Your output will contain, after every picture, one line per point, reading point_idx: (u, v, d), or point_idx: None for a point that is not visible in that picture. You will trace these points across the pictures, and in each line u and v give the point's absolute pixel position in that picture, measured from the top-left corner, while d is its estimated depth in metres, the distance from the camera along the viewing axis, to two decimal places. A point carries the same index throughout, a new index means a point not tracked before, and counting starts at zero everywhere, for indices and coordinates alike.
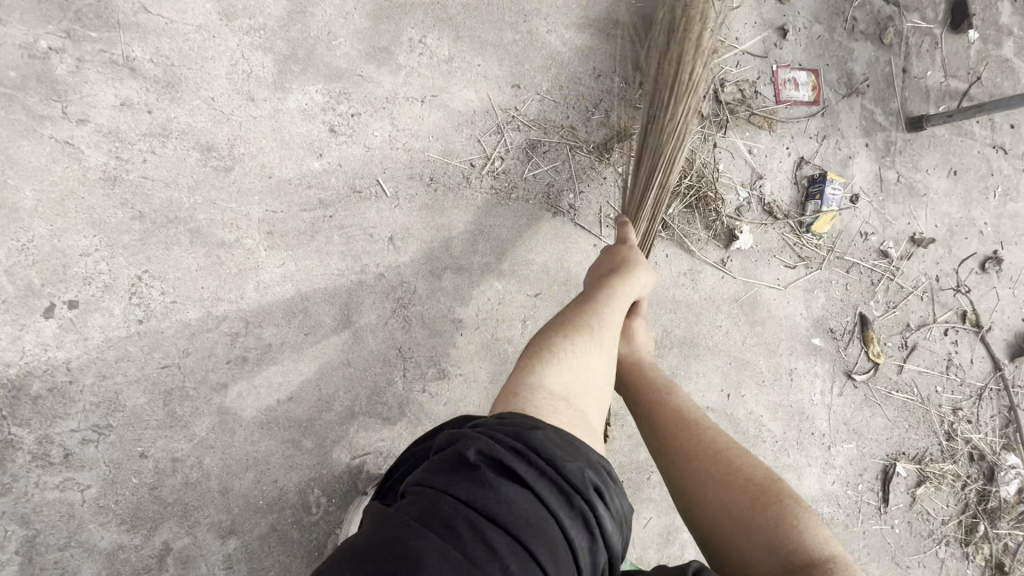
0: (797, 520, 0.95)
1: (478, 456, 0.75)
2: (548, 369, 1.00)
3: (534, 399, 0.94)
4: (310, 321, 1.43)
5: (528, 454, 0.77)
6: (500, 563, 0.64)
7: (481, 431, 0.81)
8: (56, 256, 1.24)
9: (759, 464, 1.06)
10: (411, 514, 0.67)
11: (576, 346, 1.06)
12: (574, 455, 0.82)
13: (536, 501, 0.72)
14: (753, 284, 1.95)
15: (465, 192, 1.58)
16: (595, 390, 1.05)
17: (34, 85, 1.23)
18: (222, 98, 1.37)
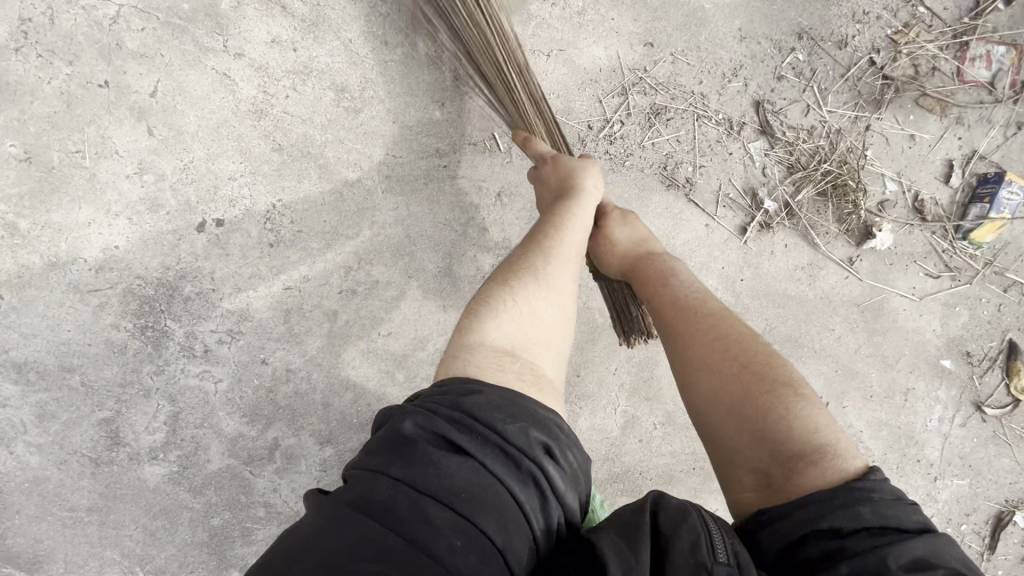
0: (794, 411, 0.98)
1: (414, 431, 0.84)
2: (490, 324, 1.04)
3: (470, 359, 0.98)
4: (414, 264, 1.50)
5: (467, 423, 0.85)
6: (439, 545, 0.73)
7: (420, 405, 0.89)
8: (210, 177, 1.39)
9: (762, 356, 1.08)
10: (354, 500, 0.77)
11: (524, 296, 1.10)
12: (515, 417, 0.87)
13: (479, 472, 0.81)
14: (883, 289, 1.76)
15: (577, 155, 1.55)
16: (547, 336, 1.09)
17: (201, 18, 1.35)
18: (359, 39, 1.41)
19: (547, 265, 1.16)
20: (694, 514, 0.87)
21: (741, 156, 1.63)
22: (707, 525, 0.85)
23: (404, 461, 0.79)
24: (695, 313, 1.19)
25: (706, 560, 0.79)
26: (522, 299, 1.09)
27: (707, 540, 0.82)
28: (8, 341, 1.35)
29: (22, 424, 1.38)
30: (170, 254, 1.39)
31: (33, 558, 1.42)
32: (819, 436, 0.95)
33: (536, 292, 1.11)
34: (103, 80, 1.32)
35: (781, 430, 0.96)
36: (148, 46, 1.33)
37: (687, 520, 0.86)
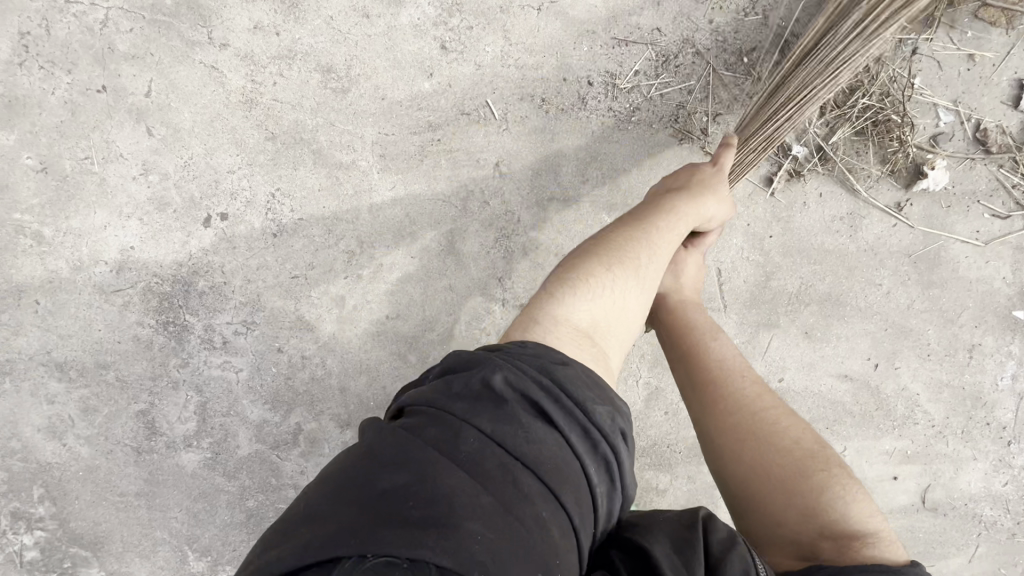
0: (842, 493, 1.01)
1: (504, 388, 0.80)
2: (574, 299, 1.02)
3: (553, 331, 0.97)
4: (417, 244, 1.48)
5: (558, 392, 0.83)
6: (531, 512, 0.70)
7: (506, 358, 0.85)
8: (210, 172, 1.41)
9: (807, 429, 1.11)
10: (435, 443, 0.72)
11: (614, 280, 1.07)
12: (603, 400, 0.87)
13: (564, 445, 0.79)
14: (938, 236, 1.56)
15: (579, 116, 1.45)
16: (625, 325, 1.08)
17: (184, 12, 1.34)
18: (340, 16, 1.37)
19: (646, 261, 1.13)
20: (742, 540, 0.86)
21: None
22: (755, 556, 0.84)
23: (496, 417, 0.76)
24: (743, 376, 1.18)
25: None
26: (610, 285, 1.07)
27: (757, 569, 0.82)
28: (48, 342, 1.45)
29: (70, 418, 1.49)
30: (181, 250, 1.43)
31: (95, 539, 1.54)
32: (864, 521, 0.98)
33: (630, 285, 1.09)
34: (101, 85, 1.35)
35: (826, 510, 0.99)
36: (138, 46, 1.35)
37: (738, 546, 0.84)
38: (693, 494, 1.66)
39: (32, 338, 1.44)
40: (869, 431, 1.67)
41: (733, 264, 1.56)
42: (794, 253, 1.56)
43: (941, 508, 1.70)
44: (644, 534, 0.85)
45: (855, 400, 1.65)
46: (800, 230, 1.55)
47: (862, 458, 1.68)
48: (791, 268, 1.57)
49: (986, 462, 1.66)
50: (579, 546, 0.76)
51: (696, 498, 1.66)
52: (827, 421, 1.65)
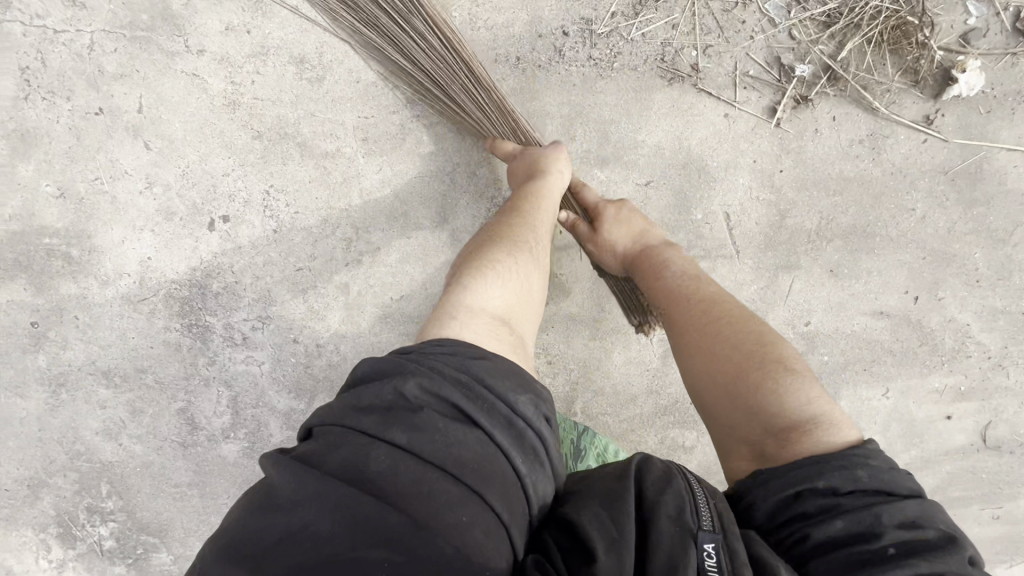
0: (783, 385, 0.99)
1: (414, 396, 0.85)
2: (487, 294, 1.08)
3: (467, 326, 1.03)
4: (410, 224, 1.48)
5: (476, 391, 0.88)
6: (449, 519, 0.75)
7: (422, 363, 0.90)
8: (207, 177, 1.46)
9: (755, 330, 1.09)
10: (344, 471, 0.77)
11: (513, 271, 1.14)
12: (517, 387, 0.93)
13: (485, 441, 0.84)
14: (980, 146, 1.41)
15: (558, 70, 1.39)
16: (527, 311, 1.16)
17: (159, 24, 1.38)
18: (305, 4, 1.37)
19: (528, 238, 1.21)
20: (680, 476, 0.88)
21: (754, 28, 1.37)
22: (693, 489, 0.86)
23: (407, 426, 0.80)
24: (689, 293, 1.21)
25: (694, 524, 0.79)
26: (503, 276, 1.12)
27: (693, 503, 0.83)
28: (91, 353, 1.57)
29: (121, 420, 1.62)
30: (193, 255, 1.51)
31: (160, 527, 1.69)
32: (811, 409, 0.96)
33: (517, 267, 1.15)
34: (98, 108, 1.43)
35: (770, 400, 0.98)
36: (123, 65, 1.40)
37: (673, 483, 0.86)
38: None
39: (78, 351, 1.57)
40: (914, 369, 1.54)
41: (742, 206, 1.45)
42: (809, 186, 1.44)
43: (1001, 443, 1.57)
44: (576, 504, 0.86)
45: (895, 338, 1.53)
46: (813, 161, 1.43)
47: (908, 398, 1.56)
48: (807, 202, 1.45)
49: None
50: (511, 542, 0.80)
51: None
52: (864, 362, 1.54)
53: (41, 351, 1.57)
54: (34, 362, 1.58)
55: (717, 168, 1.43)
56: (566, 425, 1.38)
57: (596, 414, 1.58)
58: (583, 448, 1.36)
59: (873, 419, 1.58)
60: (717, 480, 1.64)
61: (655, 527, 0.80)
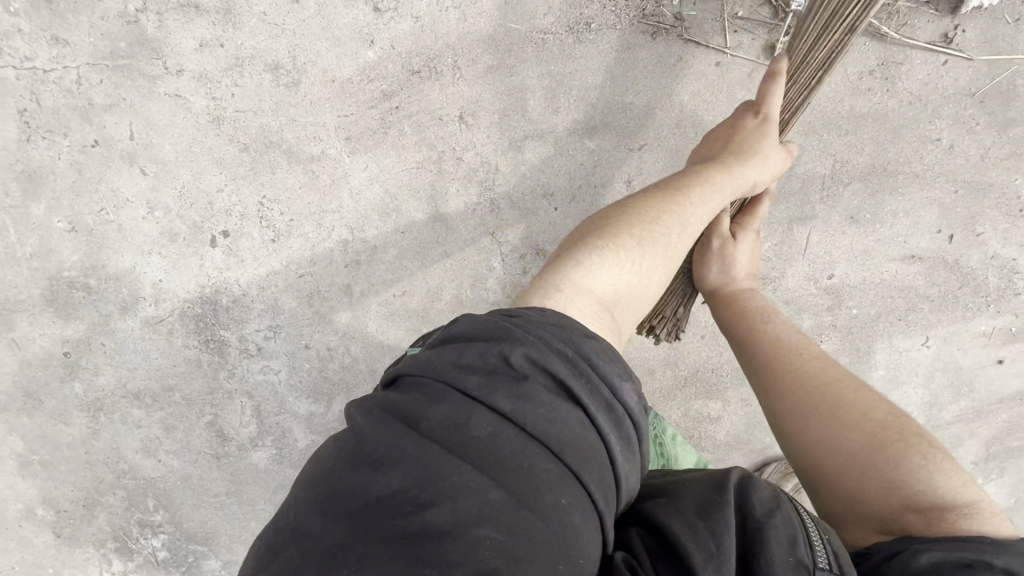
0: (923, 462, 0.88)
1: (521, 363, 0.73)
2: (601, 267, 0.94)
3: (575, 300, 0.89)
4: (403, 218, 1.46)
5: (582, 366, 0.76)
6: (547, 500, 0.66)
7: (529, 330, 0.77)
8: (203, 195, 1.48)
9: (880, 399, 0.99)
10: (435, 434, 0.68)
11: (643, 249, 0.99)
12: (624, 370, 0.79)
13: (585, 423, 0.73)
14: (1012, 60, 1.26)
15: (534, 40, 1.33)
16: (652, 290, 1.03)
17: (137, 50, 1.40)
18: (271, 9, 1.36)
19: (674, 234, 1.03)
20: (788, 503, 0.80)
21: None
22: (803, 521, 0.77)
23: (513, 394, 0.70)
24: (796, 351, 1.10)
25: (809, 561, 0.71)
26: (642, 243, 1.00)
27: (806, 537, 0.74)
28: (122, 377, 1.64)
29: (158, 437, 1.69)
30: (200, 273, 1.54)
31: (206, 535, 1.76)
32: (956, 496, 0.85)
33: (662, 242, 1.02)
34: (93, 140, 1.47)
35: (909, 480, 0.87)
36: (110, 94, 1.43)
37: (782, 509, 0.77)
38: (751, 414, 1.55)
39: (109, 376, 1.64)
40: (956, 313, 1.42)
41: None
42: (818, 129, 1.34)
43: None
44: (665, 504, 0.79)
45: (930, 283, 1.41)
46: (820, 101, 1.32)
47: (952, 346, 1.44)
48: (819, 145, 1.34)
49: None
50: (605, 533, 0.71)
51: (756, 418, 1.55)
52: (898, 311, 1.43)
53: (77, 379, 1.65)
54: (72, 390, 1.66)
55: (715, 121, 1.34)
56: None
57: None
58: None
59: (913, 371, 1.47)
60: (749, 449, 1.57)
61: (764, 550, 0.71)
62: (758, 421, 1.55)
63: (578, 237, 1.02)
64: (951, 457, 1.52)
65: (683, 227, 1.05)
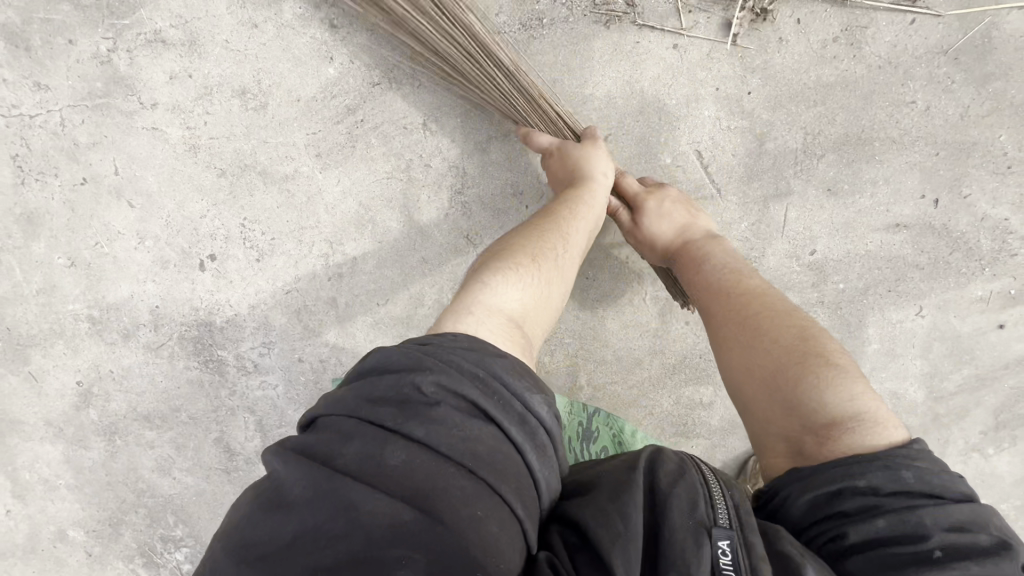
0: (824, 382, 0.95)
1: (433, 389, 0.79)
2: (502, 287, 1.03)
3: (481, 319, 0.97)
4: (379, 228, 1.49)
5: (494, 385, 0.82)
6: (462, 514, 0.70)
7: (439, 357, 0.83)
8: (188, 222, 1.54)
9: (795, 326, 1.05)
10: (350, 468, 0.72)
11: (539, 266, 1.08)
12: (536, 387, 0.86)
13: (499, 436, 0.79)
14: (984, 12, 1.25)
15: (489, 40, 1.34)
16: (557, 298, 1.13)
17: (113, 88, 1.46)
18: (233, 36, 1.39)
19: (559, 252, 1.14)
20: (693, 470, 0.86)
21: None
22: (709, 483, 0.84)
23: (423, 419, 0.75)
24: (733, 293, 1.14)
25: (706, 520, 0.77)
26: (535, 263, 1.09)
27: (707, 498, 0.80)
28: (131, 401, 1.72)
29: (170, 456, 1.76)
30: (193, 297, 1.60)
31: None
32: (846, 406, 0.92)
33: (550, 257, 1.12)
34: (82, 178, 1.53)
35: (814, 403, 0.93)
36: (93, 133, 1.49)
37: (686, 478, 0.83)
38: None
39: (119, 401, 1.72)
40: (948, 280, 1.37)
41: (715, 140, 1.33)
42: (785, 102, 1.31)
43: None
44: (584, 500, 0.82)
45: (917, 251, 1.36)
46: (785, 75, 1.30)
47: (947, 313, 1.39)
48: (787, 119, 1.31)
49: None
50: (525, 536, 0.75)
51: None
52: (888, 282, 1.39)
53: (91, 406, 1.73)
54: (86, 417, 1.74)
55: (677, 104, 1.33)
56: (578, 411, 1.37)
57: (603, 384, 1.54)
58: (597, 430, 1.35)
59: (910, 343, 1.42)
60: (745, 432, 1.55)
61: (669, 521, 0.76)
62: None
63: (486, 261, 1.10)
64: (958, 429, 1.46)
65: (567, 244, 1.16)
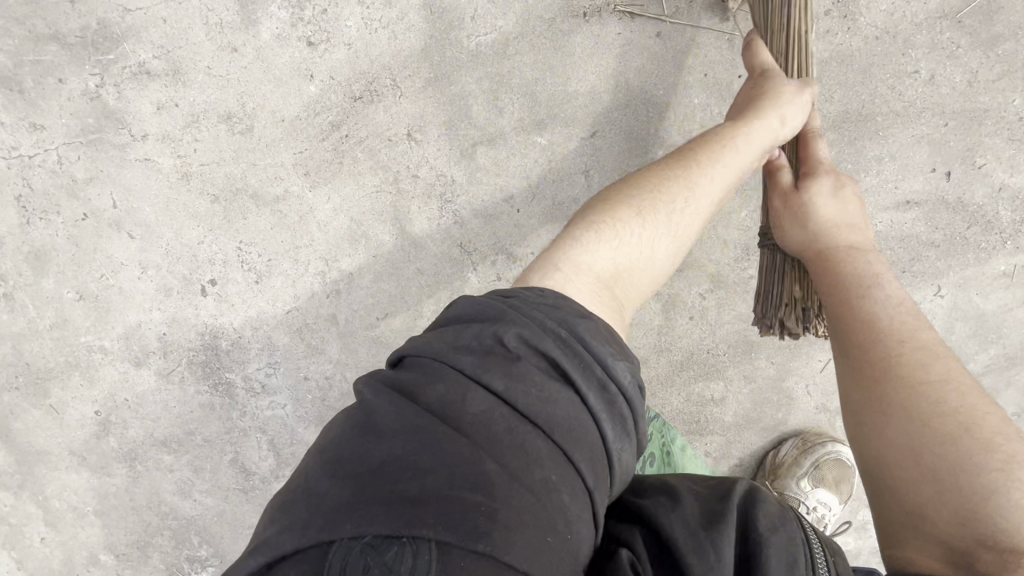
0: (1001, 476, 0.74)
1: (515, 343, 0.70)
2: (599, 242, 0.89)
3: (571, 277, 0.84)
4: (373, 242, 1.48)
5: (575, 347, 0.72)
6: (537, 476, 0.62)
7: (522, 308, 0.74)
8: (186, 249, 1.55)
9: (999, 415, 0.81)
10: (435, 409, 0.65)
11: (645, 222, 0.93)
12: (620, 352, 0.76)
13: (578, 403, 0.69)
14: None
15: (467, 45, 1.32)
16: (676, 254, 0.97)
17: (104, 123, 1.48)
18: (214, 62, 1.40)
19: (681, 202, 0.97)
20: (794, 521, 0.75)
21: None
22: (809, 538, 0.73)
23: (507, 372, 0.67)
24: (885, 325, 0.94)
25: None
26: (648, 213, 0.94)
27: (808, 555, 0.70)
28: (147, 427, 1.75)
29: (188, 480, 1.78)
30: (198, 322, 1.62)
31: None
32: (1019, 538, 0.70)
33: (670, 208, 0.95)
34: (83, 213, 1.56)
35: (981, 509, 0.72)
36: (89, 168, 1.52)
37: (788, 522, 0.74)
38: (757, 391, 1.47)
39: (136, 428, 1.75)
40: (967, 256, 1.30)
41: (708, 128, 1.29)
42: None
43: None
44: (670, 510, 0.76)
45: (931, 228, 1.29)
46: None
47: (969, 292, 1.32)
48: None
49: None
50: (593, 507, 0.67)
51: (763, 395, 1.47)
52: (902, 263, 1.31)
53: (110, 434, 1.76)
54: (106, 445, 1.77)
55: (666, 94, 1.29)
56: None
57: None
58: (648, 432, 1.19)
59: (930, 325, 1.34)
60: (762, 427, 1.49)
61: (760, 567, 0.68)
62: (767, 396, 1.47)
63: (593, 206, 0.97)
64: None
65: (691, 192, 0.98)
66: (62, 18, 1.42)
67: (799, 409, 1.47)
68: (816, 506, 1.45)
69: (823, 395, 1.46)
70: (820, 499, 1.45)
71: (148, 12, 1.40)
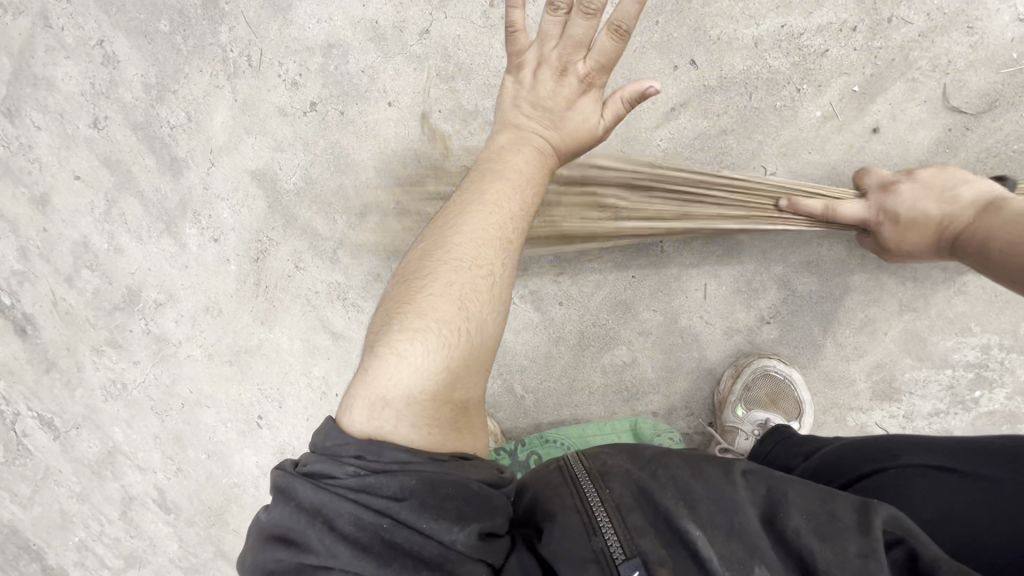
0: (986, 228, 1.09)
1: (323, 549, 0.76)
2: (400, 363, 0.87)
3: (381, 415, 0.85)
4: (322, 349, 1.85)
5: (389, 533, 0.76)
6: None
7: (332, 510, 0.78)
8: (237, 402, 2.13)
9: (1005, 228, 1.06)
10: None
11: (453, 314, 0.91)
12: (451, 518, 0.78)
13: None
14: None
15: (287, 185, 1.65)
16: (502, 303, 0.97)
17: (161, 344, 2.16)
18: (184, 278, 1.96)
19: (481, 270, 0.95)
20: (567, 487, 0.84)
21: (358, 33, 1.53)
22: (584, 497, 0.82)
23: None
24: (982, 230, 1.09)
25: (602, 554, 0.76)
26: (477, 277, 0.95)
27: (590, 521, 0.79)
28: None
29: None
30: (269, 447, 2.17)
31: None
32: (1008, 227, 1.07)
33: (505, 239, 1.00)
34: (181, 403, 2.26)
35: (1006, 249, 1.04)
36: (169, 374, 2.21)
37: (564, 501, 0.82)
38: (658, 341, 1.42)
39: None
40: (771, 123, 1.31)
41: (464, 152, 1.50)
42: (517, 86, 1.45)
43: (961, 102, 1.27)
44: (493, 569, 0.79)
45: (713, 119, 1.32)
46: (488, 72, 1.48)
47: (797, 155, 1.31)
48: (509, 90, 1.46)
49: (953, 4, 1.25)
50: None
51: (668, 343, 1.42)
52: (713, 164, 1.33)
53: None
54: None
55: (422, 144, 1.53)
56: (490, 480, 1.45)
57: (536, 390, 1.54)
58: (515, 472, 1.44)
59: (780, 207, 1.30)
60: (687, 372, 1.42)
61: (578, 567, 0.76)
62: (672, 343, 1.41)
63: (414, 270, 0.98)
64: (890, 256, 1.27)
65: (493, 256, 0.97)
66: (111, 294, 2.13)
67: (711, 342, 1.39)
68: (754, 429, 1.36)
69: (724, 319, 1.37)
70: (758, 421, 1.35)
71: (140, 268, 2.01)
